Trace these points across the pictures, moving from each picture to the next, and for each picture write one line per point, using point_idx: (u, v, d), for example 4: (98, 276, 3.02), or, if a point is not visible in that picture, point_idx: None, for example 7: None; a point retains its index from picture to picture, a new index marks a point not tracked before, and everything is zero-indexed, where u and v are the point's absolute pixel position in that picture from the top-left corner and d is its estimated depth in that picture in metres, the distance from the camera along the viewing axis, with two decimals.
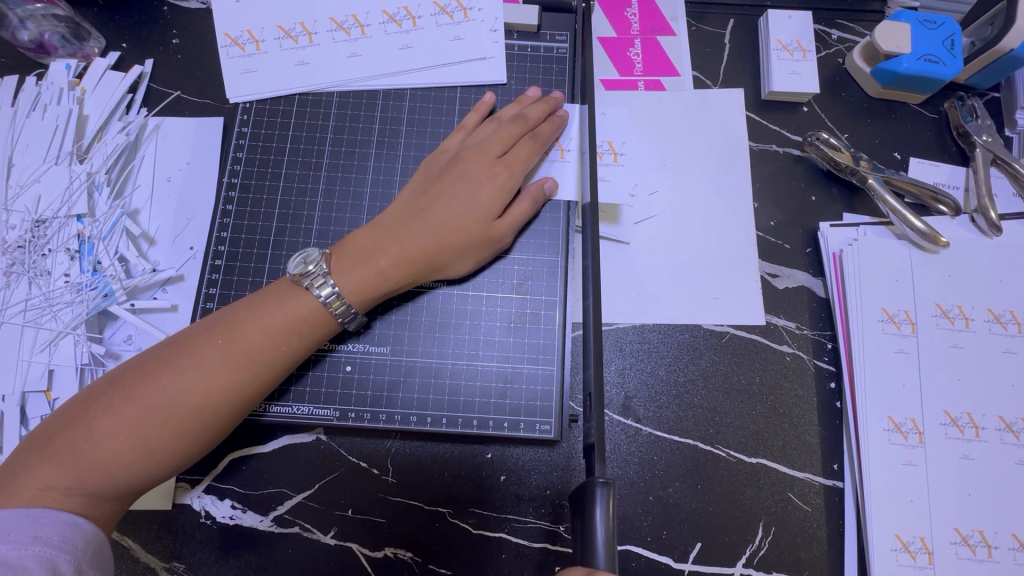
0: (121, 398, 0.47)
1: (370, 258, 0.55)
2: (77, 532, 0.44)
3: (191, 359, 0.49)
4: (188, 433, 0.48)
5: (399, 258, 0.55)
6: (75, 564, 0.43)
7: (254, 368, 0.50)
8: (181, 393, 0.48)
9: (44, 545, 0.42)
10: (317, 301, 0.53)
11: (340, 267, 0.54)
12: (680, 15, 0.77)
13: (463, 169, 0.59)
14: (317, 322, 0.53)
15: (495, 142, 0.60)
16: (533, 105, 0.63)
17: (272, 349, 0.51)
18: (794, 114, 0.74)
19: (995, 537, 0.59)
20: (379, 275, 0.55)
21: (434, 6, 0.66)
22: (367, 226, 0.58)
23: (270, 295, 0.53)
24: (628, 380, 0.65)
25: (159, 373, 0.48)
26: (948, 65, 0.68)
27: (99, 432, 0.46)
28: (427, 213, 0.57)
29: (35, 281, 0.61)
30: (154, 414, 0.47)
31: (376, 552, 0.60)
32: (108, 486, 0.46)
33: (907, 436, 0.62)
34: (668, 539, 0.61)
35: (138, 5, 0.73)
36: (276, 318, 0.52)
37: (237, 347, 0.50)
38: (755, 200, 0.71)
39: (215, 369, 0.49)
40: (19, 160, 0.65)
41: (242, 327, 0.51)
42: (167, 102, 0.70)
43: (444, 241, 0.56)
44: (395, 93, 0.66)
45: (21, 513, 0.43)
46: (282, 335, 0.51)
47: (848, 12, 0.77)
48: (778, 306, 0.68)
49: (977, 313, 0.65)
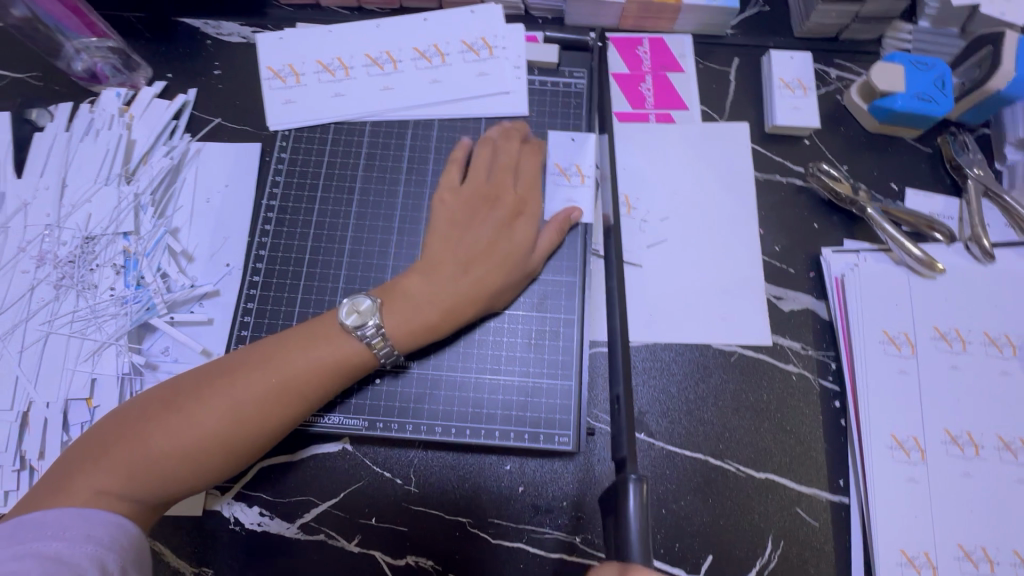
0: (176, 412, 0.50)
1: (417, 308, 0.58)
2: (123, 532, 0.46)
3: (244, 382, 0.52)
4: (235, 451, 0.51)
5: (445, 307, 0.58)
6: (121, 563, 0.45)
7: (301, 396, 0.54)
8: (232, 413, 0.51)
9: (95, 544, 0.44)
10: (362, 342, 0.56)
11: (390, 317, 0.57)
12: (689, 54, 0.82)
13: (491, 215, 0.62)
14: (360, 359, 0.56)
15: (520, 185, 0.65)
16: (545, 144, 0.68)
17: (319, 375, 0.54)
18: (796, 146, 0.78)
19: (997, 554, 0.61)
20: (424, 324, 0.57)
21: (461, 44, 0.72)
22: (412, 273, 0.60)
23: (320, 328, 0.56)
24: (642, 396, 0.68)
25: (213, 392, 0.51)
26: (941, 103, 0.73)
27: (154, 443, 0.49)
28: (470, 262, 0.60)
29: (82, 294, 0.65)
30: (205, 431, 0.50)
31: (398, 560, 0.62)
32: (155, 494, 0.49)
33: (909, 453, 0.64)
34: (681, 551, 0.63)
35: (184, 39, 0.79)
36: (326, 352, 0.55)
37: (288, 376, 0.53)
38: (760, 226, 0.75)
39: (267, 392, 0.52)
40: (71, 181, 0.69)
41: (294, 356, 0.54)
42: (208, 129, 0.75)
43: (486, 282, 0.60)
44: (424, 123, 0.71)
45: (74, 513, 0.45)
46: (329, 366, 0.55)
47: (845, 53, 0.82)
48: (783, 327, 0.71)
49: (973, 336, 0.68)
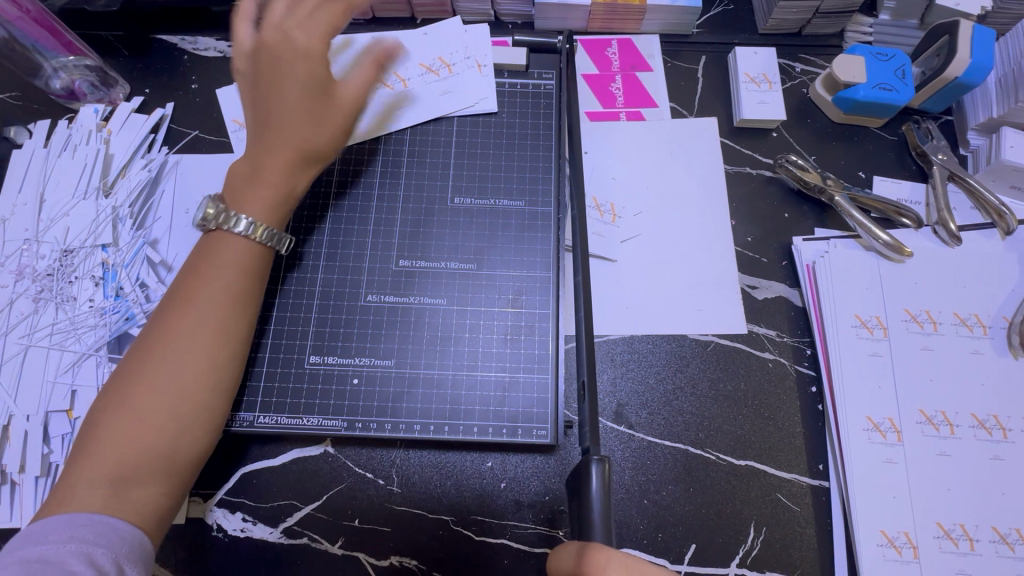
0: (120, 389, 0.51)
1: (251, 179, 0.58)
2: (112, 529, 0.47)
3: (159, 326, 0.53)
4: (180, 394, 0.51)
5: (275, 165, 0.58)
6: (112, 556, 0.46)
7: (210, 309, 0.54)
8: (161, 361, 0.52)
9: (79, 542, 0.45)
10: (240, 236, 0.57)
11: (233, 203, 0.58)
12: (657, 53, 0.84)
13: (271, 59, 0.59)
14: (251, 250, 0.57)
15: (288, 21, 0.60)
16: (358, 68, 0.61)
17: (234, 288, 0.56)
18: (765, 139, 0.80)
19: (976, 531, 0.61)
20: (268, 189, 0.58)
21: (420, 68, 0.74)
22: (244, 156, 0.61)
23: (178, 274, 0.57)
24: (620, 389, 0.68)
25: (138, 353, 0.53)
26: (901, 92, 0.75)
27: (104, 421, 0.50)
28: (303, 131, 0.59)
29: (61, 306, 0.66)
30: (142, 387, 0.51)
31: (382, 561, 0.62)
32: (124, 470, 0.49)
33: (886, 434, 0.65)
34: (664, 541, 0.63)
35: (160, 54, 0.80)
36: (215, 261, 0.56)
37: (191, 297, 0.54)
38: (732, 218, 0.76)
39: (195, 326, 0.53)
40: (49, 196, 0.70)
41: (195, 286, 0.55)
42: (186, 141, 0.76)
43: (308, 136, 0.59)
44: (398, 125, 0.72)
45: (60, 519, 0.46)
46: (231, 267, 0.56)
47: (809, 47, 0.84)
48: (758, 316, 0.72)
49: (944, 317, 0.69)
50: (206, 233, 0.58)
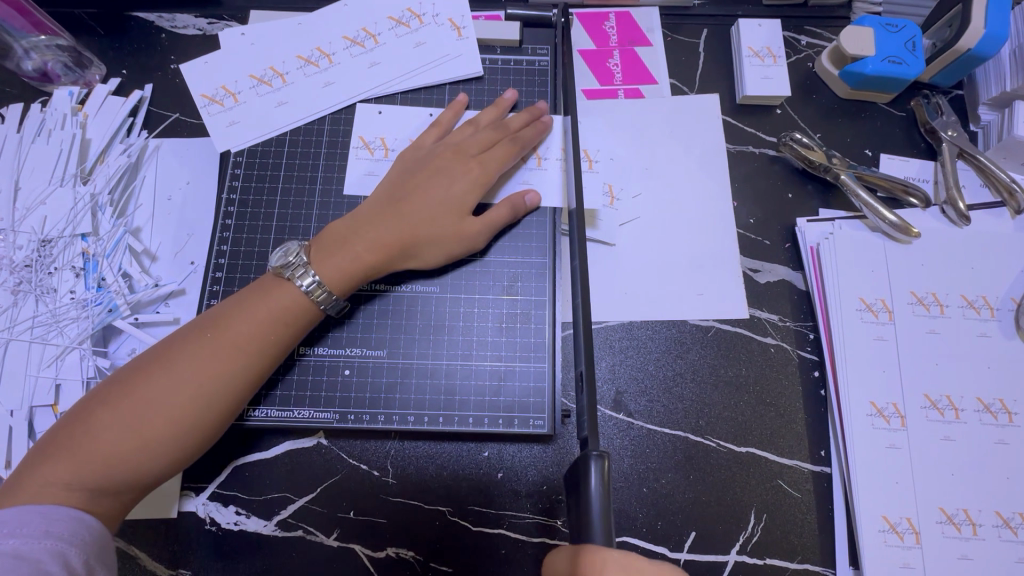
0: (112, 390, 0.50)
1: (346, 245, 0.58)
2: (83, 527, 0.46)
3: (182, 357, 0.51)
4: (161, 420, 0.49)
5: (372, 243, 0.58)
6: (82, 558, 0.45)
7: (242, 359, 0.53)
8: (162, 392, 0.50)
9: (56, 539, 0.44)
10: (299, 291, 0.56)
11: (318, 257, 0.57)
12: (656, 27, 0.80)
13: (438, 165, 0.62)
14: (299, 308, 0.55)
15: (473, 143, 0.64)
16: (474, 136, 0.64)
17: (259, 338, 0.54)
18: (768, 116, 0.77)
19: (979, 516, 0.61)
20: (355, 262, 0.58)
21: (390, 21, 0.71)
22: (335, 224, 0.60)
23: (226, 300, 0.56)
24: (619, 376, 0.67)
25: (153, 373, 0.51)
26: (912, 64, 0.72)
27: (95, 426, 0.49)
28: (404, 203, 0.60)
29: (41, 299, 0.63)
30: (148, 413, 0.49)
31: (378, 552, 0.61)
32: (105, 480, 0.48)
33: (889, 420, 0.64)
34: (664, 529, 0.62)
35: (137, 33, 0.76)
36: (261, 309, 0.54)
37: (226, 339, 0.53)
38: (734, 199, 0.74)
39: (208, 361, 0.51)
40: (25, 184, 0.67)
41: (230, 322, 0.53)
42: (166, 125, 0.73)
43: (417, 229, 0.60)
44: (387, 100, 0.69)
45: (31, 509, 0.45)
46: (265, 315, 0.54)
47: (815, 19, 0.81)
48: (760, 299, 0.70)
49: (951, 299, 0.67)
50: (275, 274, 0.57)
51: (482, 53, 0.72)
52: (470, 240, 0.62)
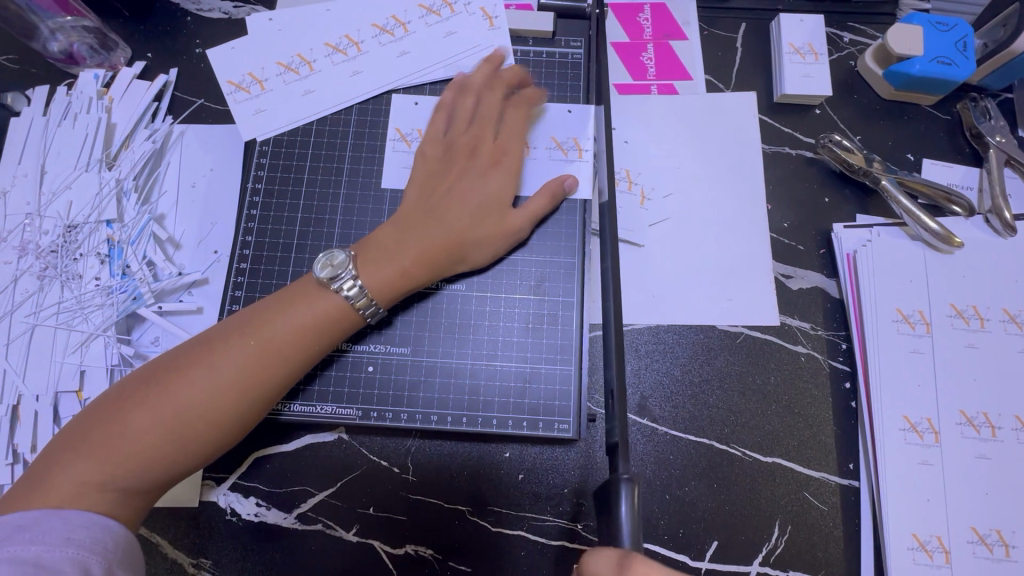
0: (147, 386, 0.50)
1: (393, 257, 0.57)
2: (107, 533, 0.46)
3: (220, 360, 0.51)
4: (197, 424, 0.49)
5: (420, 254, 0.57)
6: (105, 564, 0.44)
7: (280, 366, 0.52)
8: (199, 396, 0.49)
9: (77, 547, 0.44)
10: (342, 298, 0.54)
11: (365, 267, 0.56)
12: (693, 20, 0.78)
13: (479, 164, 0.61)
14: (339, 317, 0.54)
15: (511, 140, 0.63)
16: (512, 130, 0.63)
17: (298, 347, 0.53)
18: (807, 116, 0.74)
19: (1012, 537, 0.59)
20: (404, 274, 0.57)
21: (420, 9, 0.69)
22: (380, 229, 0.59)
23: (264, 300, 0.55)
24: (644, 380, 0.66)
25: (189, 373, 0.50)
26: (961, 66, 0.69)
27: (130, 427, 0.48)
28: (450, 207, 0.59)
29: (67, 284, 0.63)
30: (185, 416, 0.49)
31: (397, 549, 0.61)
32: (140, 480, 0.48)
33: (923, 435, 0.62)
34: (685, 537, 0.62)
35: (162, 15, 0.75)
36: (301, 316, 0.53)
37: (265, 344, 0.52)
38: (769, 202, 0.71)
39: (247, 367, 0.51)
40: (51, 168, 0.67)
41: (269, 327, 0.53)
42: (191, 110, 0.72)
43: (462, 232, 0.58)
44: (416, 91, 0.68)
45: (55, 514, 0.45)
46: (304, 323, 0.53)
47: (859, 16, 0.78)
48: (792, 306, 0.68)
49: (992, 313, 0.65)
50: (319, 279, 0.55)
51: (513, 44, 0.70)
52: (514, 235, 0.60)
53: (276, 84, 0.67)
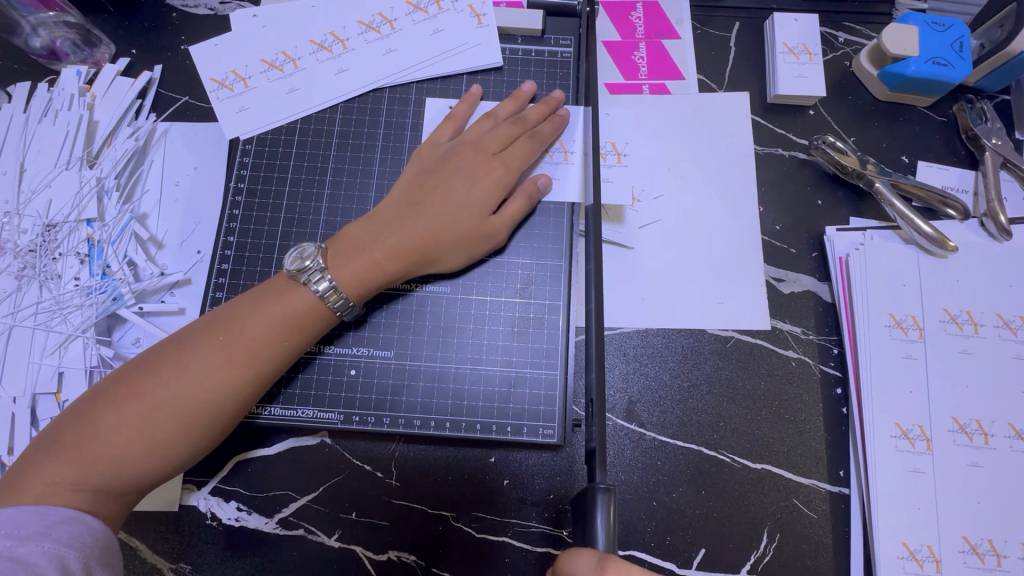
0: (119, 387, 0.49)
1: (364, 250, 0.56)
2: (86, 529, 0.45)
3: (193, 358, 0.50)
4: (170, 424, 0.48)
5: (393, 249, 0.56)
6: (83, 560, 0.44)
7: (255, 363, 0.51)
8: (171, 395, 0.48)
9: (53, 542, 0.43)
10: (314, 294, 0.53)
11: (335, 261, 0.55)
12: (685, 19, 0.77)
13: (459, 164, 0.60)
14: (314, 313, 0.54)
15: (493, 140, 0.61)
16: (495, 130, 0.62)
17: (273, 344, 0.52)
18: (801, 117, 0.73)
19: (1005, 547, 0.58)
20: (375, 269, 0.55)
21: (407, 6, 0.68)
22: (352, 225, 0.58)
23: (239, 297, 0.55)
24: (632, 385, 0.65)
25: (161, 372, 0.49)
26: (956, 67, 0.68)
27: (102, 426, 0.47)
28: (425, 206, 0.58)
29: (46, 284, 0.62)
30: (157, 416, 0.48)
31: (380, 555, 0.60)
32: (112, 482, 0.47)
33: (914, 442, 0.61)
34: (672, 545, 0.61)
35: (147, 11, 0.74)
36: (276, 311, 0.53)
37: (239, 341, 0.51)
38: (761, 204, 0.70)
39: (220, 364, 0.50)
40: (31, 166, 0.66)
41: (243, 324, 0.52)
42: (175, 108, 0.71)
43: (439, 232, 0.57)
44: (402, 89, 0.67)
45: (33, 510, 0.44)
46: (279, 319, 0.52)
47: (854, 15, 0.76)
48: (783, 310, 0.67)
49: (986, 319, 0.64)
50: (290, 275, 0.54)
51: (502, 42, 0.68)
52: (493, 238, 0.59)
53: (259, 82, 0.66)
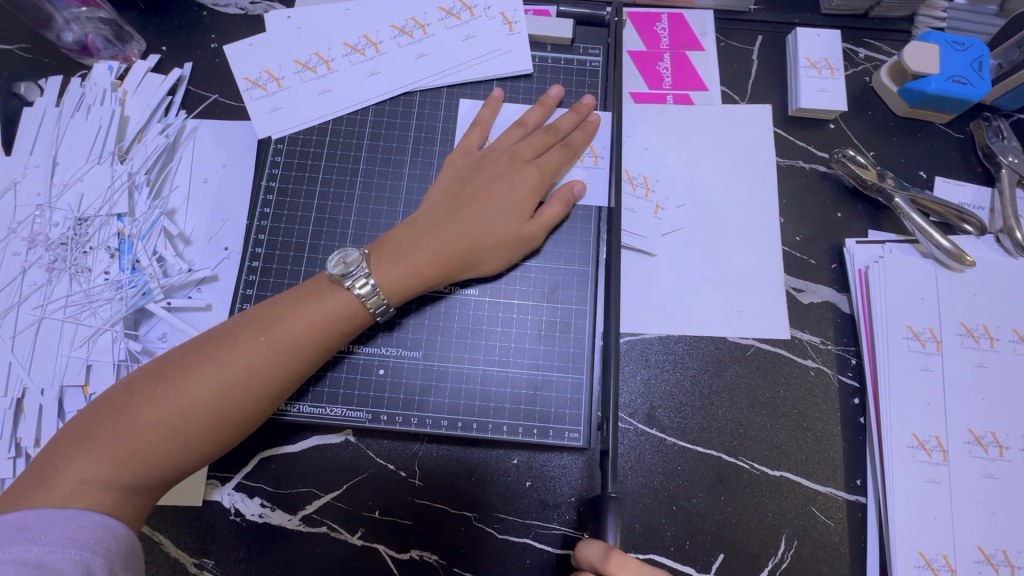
0: (153, 382, 0.49)
1: (407, 255, 0.56)
2: (110, 534, 0.45)
3: (228, 358, 0.50)
4: (204, 422, 0.49)
5: (434, 255, 0.57)
6: (108, 567, 0.44)
7: (291, 365, 0.52)
8: (206, 394, 0.49)
9: (80, 548, 0.43)
10: (354, 297, 0.54)
11: (379, 265, 0.56)
12: (710, 31, 0.78)
13: (495, 171, 0.61)
14: (350, 316, 0.54)
15: (526, 148, 0.62)
16: (529, 138, 0.63)
17: (308, 346, 0.53)
18: (821, 131, 0.75)
19: (1018, 558, 0.59)
20: (416, 274, 0.56)
21: (440, 12, 0.68)
22: (395, 229, 0.59)
23: (275, 297, 0.55)
24: (653, 390, 0.66)
25: (196, 370, 0.50)
26: (976, 86, 0.69)
27: (136, 424, 0.48)
28: (463, 211, 0.59)
29: (75, 278, 0.63)
30: (191, 414, 0.49)
31: (402, 554, 0.60)
32: (145, 478, 0.48)
33: (931, 453, 0.62)
34: (691, 550, 0.61)
35: (178, 9, 0.75)
36: (312, 314, 0.53)
37: (275, 343, 0.51)
38: (782, 215, 0.71)
39: (257, 365, 0.50)
40: (62, 159, 0.66)
41: (279, 325, 0.52)
42: (205, 106, 0.71)
43: (476, 238, 0.58)
44: (433, 94, 0.67)
45: (58, 514, 0.44)
46: (316, 322, 0.53)
47: (875, 31, 0.78)
48: (802, 320, 0.68)
49: (1002, 333, 0.65)
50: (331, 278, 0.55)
51: (532, 49, 0.69)
52: (527, 244, 0.60)
53: (292, 82, 0.67)
